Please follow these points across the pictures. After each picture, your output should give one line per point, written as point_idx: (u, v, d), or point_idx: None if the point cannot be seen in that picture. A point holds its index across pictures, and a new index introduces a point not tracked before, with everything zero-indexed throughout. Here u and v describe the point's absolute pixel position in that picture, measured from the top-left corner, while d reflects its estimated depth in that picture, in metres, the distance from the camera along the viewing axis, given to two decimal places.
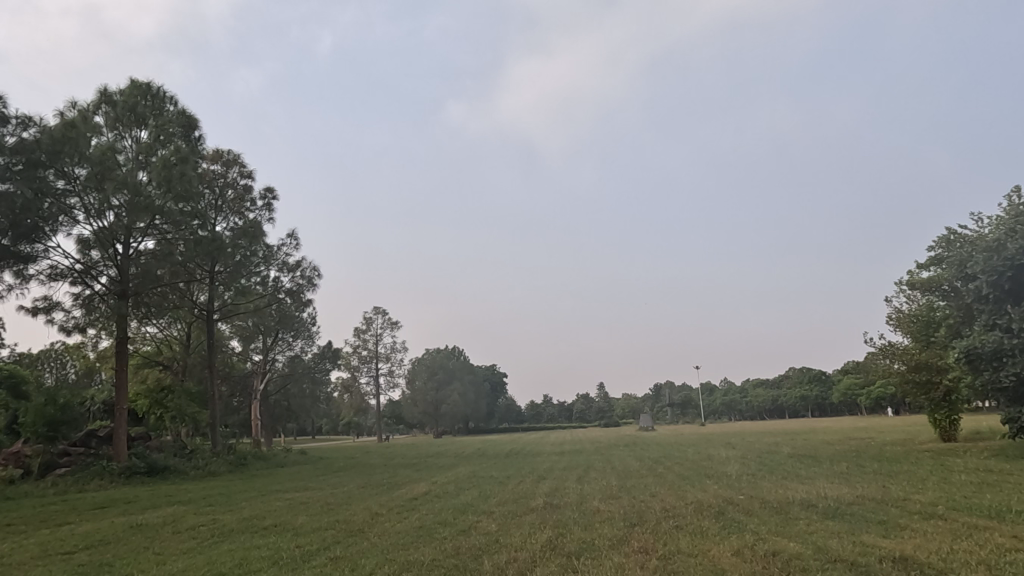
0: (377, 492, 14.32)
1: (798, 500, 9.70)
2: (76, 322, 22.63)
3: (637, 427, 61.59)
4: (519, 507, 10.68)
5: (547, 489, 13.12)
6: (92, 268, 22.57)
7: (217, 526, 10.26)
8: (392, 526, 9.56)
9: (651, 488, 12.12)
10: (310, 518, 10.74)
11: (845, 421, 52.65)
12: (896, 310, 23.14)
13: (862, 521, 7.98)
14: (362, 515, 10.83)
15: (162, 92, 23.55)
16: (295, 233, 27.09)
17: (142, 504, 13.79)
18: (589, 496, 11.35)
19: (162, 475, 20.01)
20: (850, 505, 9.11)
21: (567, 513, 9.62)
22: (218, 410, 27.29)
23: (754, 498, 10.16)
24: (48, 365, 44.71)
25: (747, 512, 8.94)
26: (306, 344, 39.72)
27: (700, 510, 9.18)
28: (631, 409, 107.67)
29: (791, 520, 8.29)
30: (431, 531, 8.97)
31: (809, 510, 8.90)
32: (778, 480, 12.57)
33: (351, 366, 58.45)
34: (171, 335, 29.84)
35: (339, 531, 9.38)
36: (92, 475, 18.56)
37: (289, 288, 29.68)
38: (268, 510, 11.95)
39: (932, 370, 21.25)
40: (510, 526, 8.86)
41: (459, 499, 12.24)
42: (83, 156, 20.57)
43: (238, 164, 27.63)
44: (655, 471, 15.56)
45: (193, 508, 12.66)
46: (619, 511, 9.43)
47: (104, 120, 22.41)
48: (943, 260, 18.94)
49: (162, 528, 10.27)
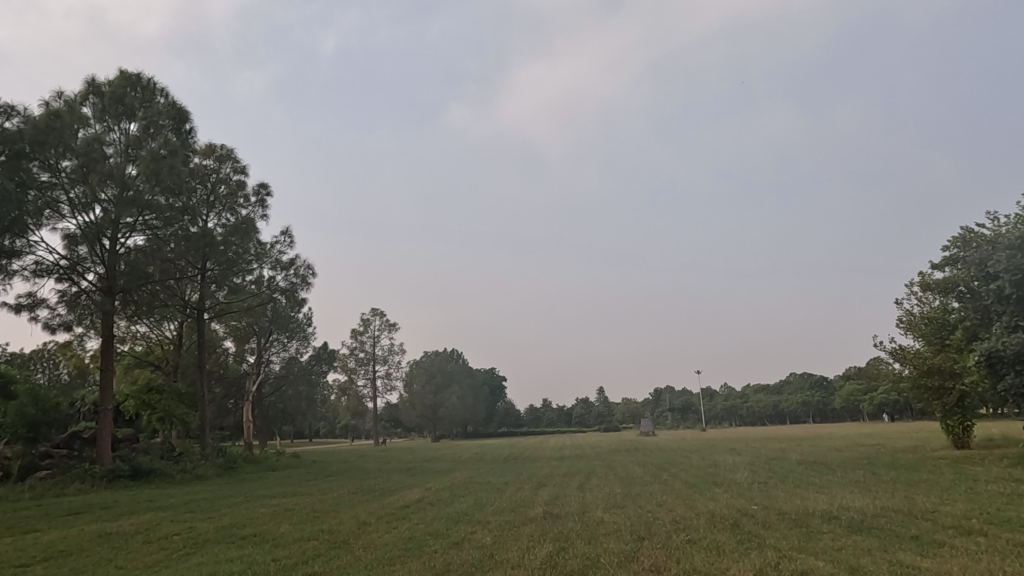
0: (368, 499, 13.60)
1: (818, 512, 8.97)
2: (62, 320, 21.89)
3: (638, 432, 60.60)
4: (517, 516, 9.98)
5: (547, 496, 12.39)
6: (79, 264, 21.83)
7: (192, 536, 9.55)
8: (378, 537, 8.84)
9: (657, 497, 11.39)
10: (293, 527, 10.02)
11: (846, 427, 51.81)
12: (908, 312, 22.43)
13: (893, 537, 7.28)
14: (348, 524, 10.10)
15: (152, 83, 22.98)
16: (289, 229, 26.40)
17: (118, 509, 13.09)
18: (591, 506, 10.61)
19: (146, 479, 19.27)
20: (878, 518, 8.36)
21: (569, 525, 8.90)
22: (208, 412, 26.62)
23: (769, 509, 9.42)
24: (41, 365, 43.97)
25: (765, 525, 8.21)
26: (302, 346, 39.02)
27: (714, 523, 8.44)
28: (631, 414, 106.56)
29: (816, 537, 7.55)
30: (420, 543, 8.25)
31: (832, 523, 8.19)
32: (792, 489, 11.80)
33: (347, 368, 57.65)
34: (163, 335, 29.19)
35: (321, 542, 8.67)
36: (72, 478, 17.78)
37: (284, 286, 28.94)
38: (249, 518, 11.21)
39: (945, 375, 20.49)
40: (507, 539, 8.15)
41: (453, 507, 11.50)
42: (67, 147, 19.95)
43: (232, 160, 26.98)
44: (660, 478, 14.82)
45: (171, 515, 11.94)
46: (625, 523, 8.69)
47: (92, 111, 21.70)
48: (959, 260, 18.26)
49: (131, 537, 9.54)
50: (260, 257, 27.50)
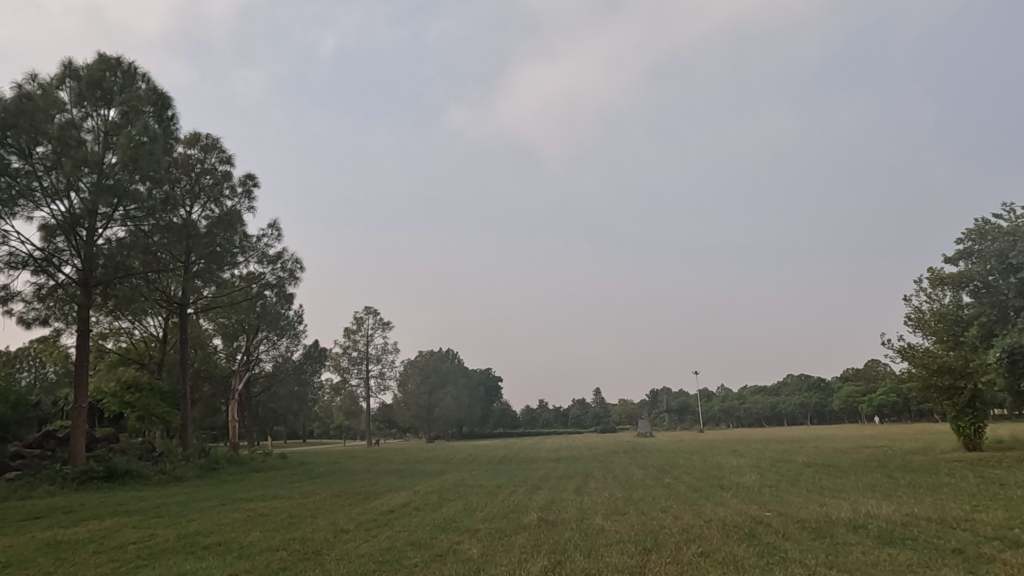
0: (349, 503, 12.73)
1: (841, 521, 8.12)
2: (37, 314, 20.91)
3: (636, 432, 59.70)
4: (509, 524, 9.13)
5: (542, 501, 11.52)
6: (55, 256, 20.90)
7: (150, 545, 8.65)
8: (353, 547, 7.96)
9: (661, 502, 10.56)
10: (263, 535, 9.14)
11: (843, 429, 51.39)
12: (916, 309, 21.63)
13: (931, 550, 6.48)
14: (323, 531, 9.23)
15: (132, 68, 22.22)
16: (276, 222, 25.47)
17: (80, 514, 12.13)
18: (591, 512, 9.73)
19: (122, 480, 18.34)
20: (909, 528, 7.50)
21: (567, 534, 8.06)
22: (190, 410, 25.59)
23: (786, 517, 8.59)
24: (25, 364, 42.93)
25: (785, 536, 7.34)
26: (292, 343, 38.14)
27: (728, 533, 7.59)
28: (628, 415, 104.76)
29: (846, 551, 6.67)
30: (399, 555, 7.40)
31: (859, 533, 7.37)
32: (805, 494, 10.95)
33: (340, 368, 56.70)
34: (147, 332, 28.24)
35: (290, 552, 7.78)
36: (42, 479, 16.86)
37: (271, 281, 27.93)
38: (219, 524, 10.34)
39: (956, 374, 19.62)
40: (497, 551, 7.24)
41: (440, 512, 10.67)
42: (40, 132, 19.05)
43: (217, 150, 26.43)
44: (663, 481, 14.00)
45: (135, 521, 11.03)
46: (628, 533, 7.83)
47: (68, 95, 20.84)
48: (974, 254, 17.53)
49: (82, 546, 8.66)
50: (246, 250, 26.54)
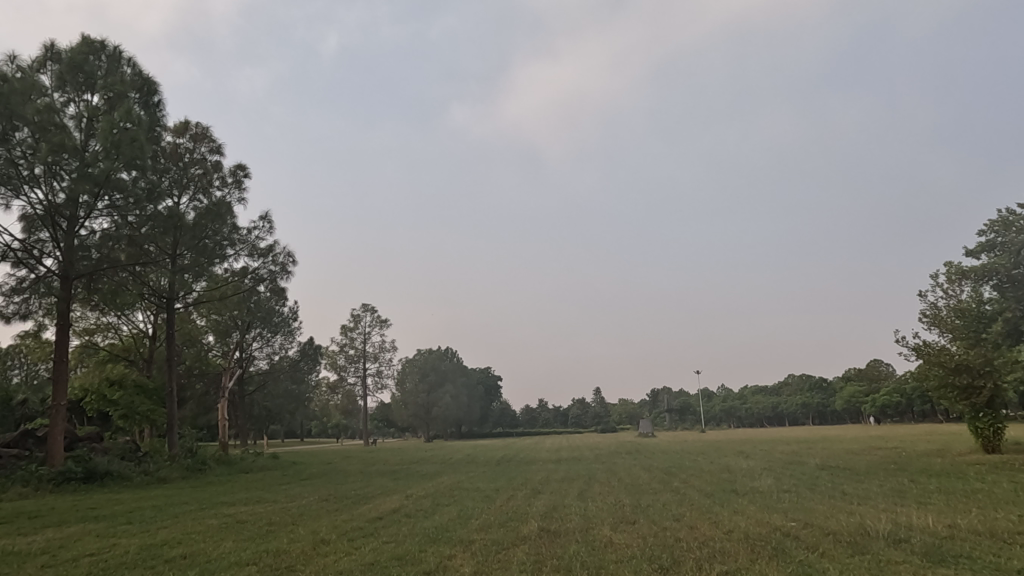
0: (338, 508, 11.87)
1: (879, 534, 7.24)
2: (17, 308, 20.08)
3: (637, 433, 58.84)
4: (507, 535, 8.26)
5: (543, 507, 10.60)
6: (35, 248, 19.99)
7: (107, 558, 7.77)
8: (332, 563, 7.08)
9: (673, 509, 9.71)
10: (235, 546, 8.26)
11: (844, 430, 50.72)
12: (933, 305, 20.81)
13: (991, 570, 5.63)
14: (302, 543, 8.35)
15: (117, 52, 21.37)
16: (268, 214, 24.57)
17: (46, 520, 11.24)
18: (596, 521, 8.85)
19: (102, 481, 17.47)
20: (957, 544, 6.64)
21: (572, 548, 7.23)
22: (176, 409, 24.62)
23: (814, 528, 7.75)
24: (12, 360, 41.86)
25: (819, 553, 6.48)
26: (286, 339, 37.22)
27: (753, 548, 6.75)
28: (628, 415, 103.88)
29: (891, 571, 5.79)
30: (383, 571, 6.56)
31: (902, 548, 6.53)
32: (828, 501, 10.06)
33: (337, 366, 55.81)
34: (135, 327, 27.35)
35: (261, 568, 6.93)
36: (16, 480, 16.04)
37: (263, 275, 26.98)
38: (190, 533, 9.43)
39: (975, 373, 18.41)
40: (492, 570, 6.34)
41: (432, 520, 9.83)
42: (17, 115, 18.00)
43: (207, 140, 25.67)
44: (671, 485, 13.13)
45: (100, 529, 10.11)
46: (639, 547, 6.96)
47: (49, 79, 19.93)
48: (998, 246, 16.83)
49: (32, 559, 7.77)
50: (236, 243, 25.63)
